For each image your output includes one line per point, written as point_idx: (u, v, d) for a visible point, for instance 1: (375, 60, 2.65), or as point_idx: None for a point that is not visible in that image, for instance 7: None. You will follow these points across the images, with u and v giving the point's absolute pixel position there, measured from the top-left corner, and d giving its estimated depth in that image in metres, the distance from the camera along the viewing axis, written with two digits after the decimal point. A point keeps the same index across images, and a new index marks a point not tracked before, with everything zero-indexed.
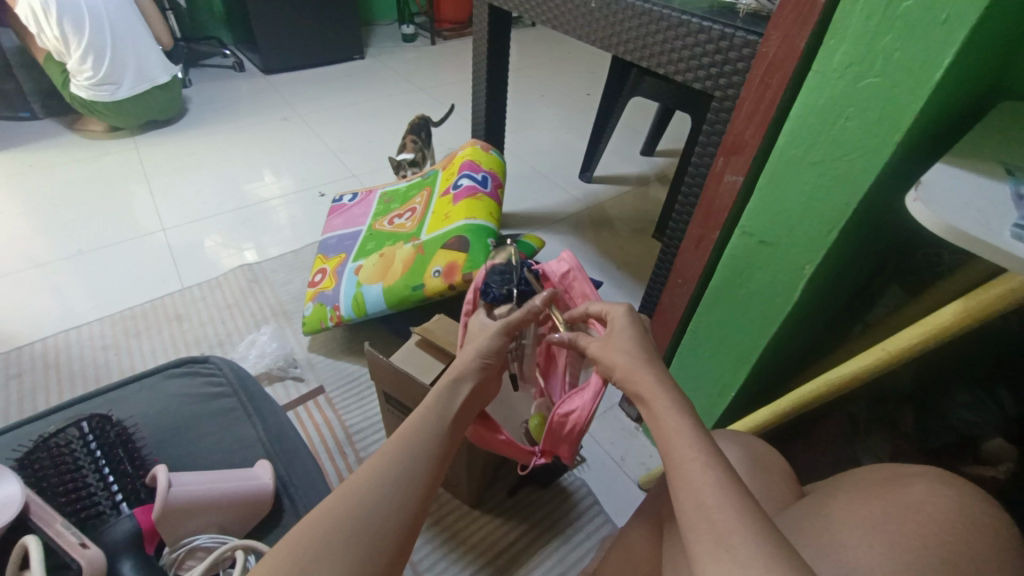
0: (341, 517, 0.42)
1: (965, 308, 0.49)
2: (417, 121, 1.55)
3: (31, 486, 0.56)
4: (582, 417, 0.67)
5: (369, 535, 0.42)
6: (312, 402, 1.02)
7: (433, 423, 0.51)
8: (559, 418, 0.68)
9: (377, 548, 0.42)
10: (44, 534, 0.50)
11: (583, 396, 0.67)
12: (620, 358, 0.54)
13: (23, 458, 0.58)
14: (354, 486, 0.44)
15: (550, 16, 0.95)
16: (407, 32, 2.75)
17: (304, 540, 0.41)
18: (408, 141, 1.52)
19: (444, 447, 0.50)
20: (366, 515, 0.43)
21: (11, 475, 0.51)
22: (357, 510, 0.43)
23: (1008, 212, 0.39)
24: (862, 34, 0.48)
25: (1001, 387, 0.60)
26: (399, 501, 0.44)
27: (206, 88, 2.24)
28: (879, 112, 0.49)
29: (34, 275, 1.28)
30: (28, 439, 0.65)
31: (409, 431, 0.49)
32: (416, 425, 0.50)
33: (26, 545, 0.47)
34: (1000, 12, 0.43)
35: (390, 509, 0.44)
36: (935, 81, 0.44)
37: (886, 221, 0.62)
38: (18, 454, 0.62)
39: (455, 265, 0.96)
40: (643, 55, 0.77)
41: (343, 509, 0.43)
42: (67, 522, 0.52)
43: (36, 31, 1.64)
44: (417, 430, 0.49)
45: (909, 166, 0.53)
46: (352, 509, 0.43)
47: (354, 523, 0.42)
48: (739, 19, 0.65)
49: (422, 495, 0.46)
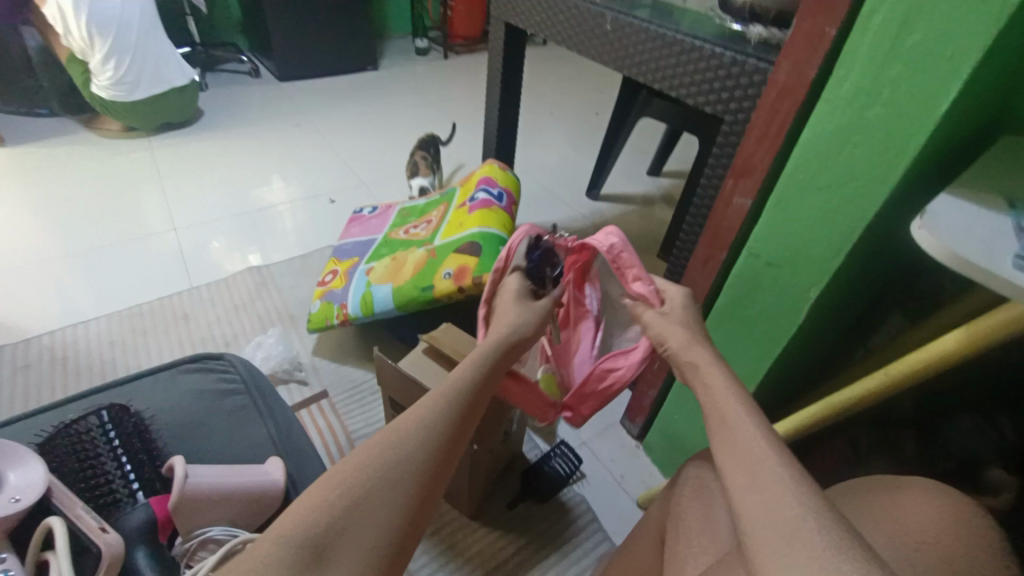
0: (385, 460, 0.47)
1: (969, 336, 0.50)
2: (426, 139, 1.64)
3: (51, 471, 0.57)
4: (623, 377, 0.70)
5: (407, 482, 0.47)
6: (315, 406, 1.03)
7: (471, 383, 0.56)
8: (598, 374, 0.71)
9: (412, 494, 0.47)
10: (66, 517, 0.51)
11: (629, 358, 0.69)
12: (678, 331, 0.60)
13: (41, 443, 0.60)
14: (397, 434, 0.49)
15: (565, 37, 0.98)
16: (420, 46, 2.81)
17: (349, 476, 0.46)
18: (419, 159, 1.59)
19: (476, 409, 0.56)
20: (405, 463, 0.48)
21: (35, 457, 0.52)
22: (397, 458, 0.48)
23: (1010, 243, 0.41)
24: (870, 65, 0.50)
25: (1002, 417, 0.64)
26: (435, 453, 0.50)
27: (222, 93, 2.28)
28: (887, 141, 0.50)
29: (43, 269, 1.29)
30: (49, 425, 0.66)
31: (448, 391, 0.54)
32: (458, 382, 0.55)
33: (50, 526, 0.48)
34: (1002, 51, 0.45)
35: (426, 460, 0.49)
36: (940, 113, 0.46)
37: (890, 248, 0.64)
38: (37, 439, 0.63)
39: (465, 269, 0.98)
40: (656, 78, 0.80)
41: (386, 455, 0.48)
42: (87, 507, 0.53)
43: (62, 31, 1.68)
44: (455, 391, 0.54)
45: (915, 195, 0.55)
46: (394, 455, 0.48)
47: (394, 469, 0.47)
48: (749, 46, 0.67)
49: (449, 452, 0.51)
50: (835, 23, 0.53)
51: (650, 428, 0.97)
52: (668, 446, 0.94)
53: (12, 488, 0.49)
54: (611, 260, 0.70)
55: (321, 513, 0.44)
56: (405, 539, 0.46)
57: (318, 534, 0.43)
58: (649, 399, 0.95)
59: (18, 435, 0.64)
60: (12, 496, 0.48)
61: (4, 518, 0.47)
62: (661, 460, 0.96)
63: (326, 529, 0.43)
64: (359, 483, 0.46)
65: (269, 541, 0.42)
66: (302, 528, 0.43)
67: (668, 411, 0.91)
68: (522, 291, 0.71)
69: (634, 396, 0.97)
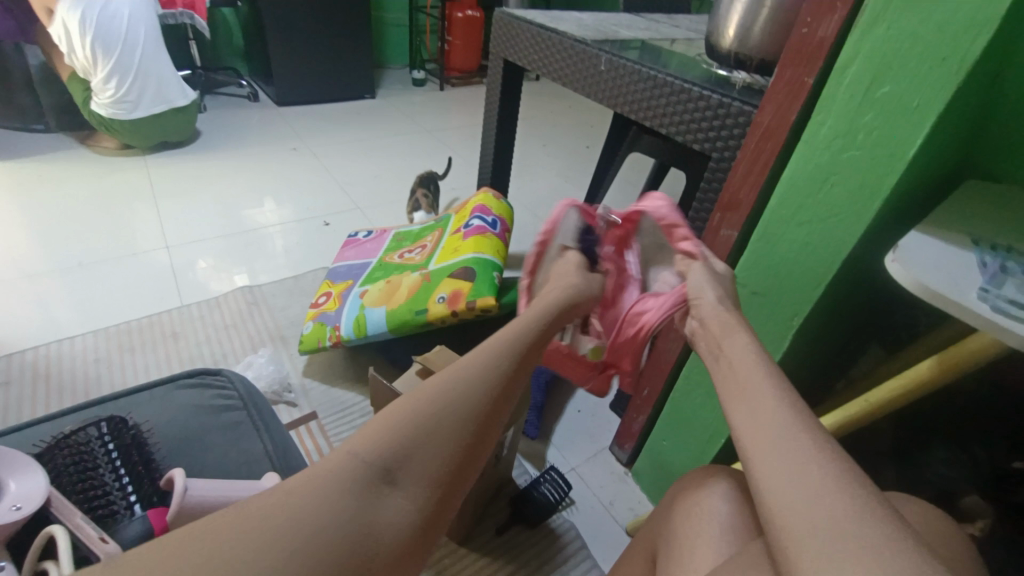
0: (453, 395, 0.48)
1: (941, 363, 0.53)
2: (426, 176, 1.58)
3: (51, 482, 0.56)
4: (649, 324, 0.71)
5: (469, 417, 0.47)
6: (304, 427, 1.02)
7: (530, 333, 0.57)
8: (630, 319, 0.74)
9: (474, 430, 0.48)
10: (65, 527, 0.50)
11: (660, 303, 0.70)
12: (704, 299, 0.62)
13: (39, 453, 0.59)
14: (462, 371, 0.50)
15: (560, 74, 1.03)
16: (417, 77, 2.90)
17: (417, 403, 0.46)
18: (420, 196, 1.55)
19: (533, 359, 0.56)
20: (469, 400, 0.48)
21: (37, 467, 0.52)
22: (461, 394, 0.48)
23: (974, 276, 0.44)
24: (845, 111, 0.54)
25: (976, 445, 0.65)
26: (497, 394, 0.50)
27: (220, 115, 2.31)
28: (861, 181, 0.54)
29: (30, 284, 1.28)
30: (47, 435, 0.65)
31: (510, 336, 0.56)
32: (519, 330, 0.56)
33: (52, 534, 0.47)
34: (963, 103, 0.49)
35: (488, 399, 0.49)
36: (909, 157, 0.51)
37: (867, 281, 0.67)
38: (36, 449, 0.63)
39: (459, 293, 1.00)
40: (647, 116, 0.84)
41: (452, 389, 0.48)
42: (86, 517, 0.52)
43: (66, 50, 1.71)
44: (516, 337, 0.56)
45: (887, 232, 0.59)
46: (459, 391, 0.48)
47: (459, 402, 0.48)
48: (735, 90, 0.72)
49: (509, 391, 0.52)
50: (813, 73, 0.57)
51: (639, 454, 0.98)
52: (657, 472, 0.94)
53: (12, 496, 0.49)
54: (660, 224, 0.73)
55: (390, 437, 0.44)
56: (462, 472, 0.47)
57: (386, 458, 0.43)
58: (638, 425, 0.96)
59: (16, 444, 0.63)
60: (14, 504, 0.48)
61: (4, 525, 0.47)
62: (650, 487, 0.97)
63: (393, 454, 0.43)
64: (426, 413, 0.46)
65: (339, 457, 0.43)
66: (371, 449, 0.43)
67: (657, 437, 0.92)
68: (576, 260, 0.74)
69: (623, 422, 0.99)
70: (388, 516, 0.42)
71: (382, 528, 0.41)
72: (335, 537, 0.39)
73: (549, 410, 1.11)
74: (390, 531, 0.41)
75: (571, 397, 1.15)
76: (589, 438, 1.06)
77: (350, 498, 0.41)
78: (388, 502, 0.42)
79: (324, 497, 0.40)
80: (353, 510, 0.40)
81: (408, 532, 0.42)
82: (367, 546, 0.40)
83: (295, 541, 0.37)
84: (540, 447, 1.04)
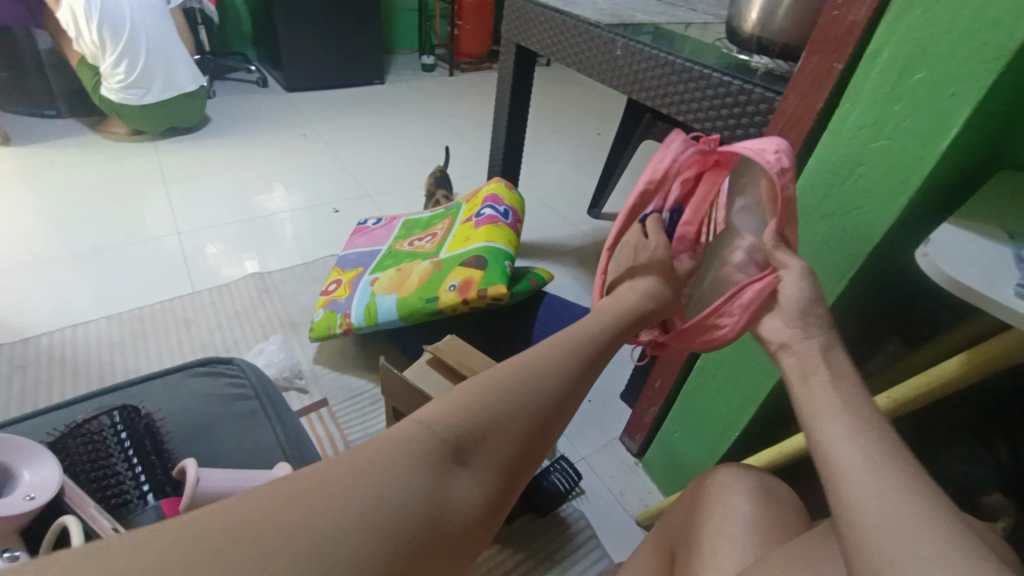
0: (525, 381, 0.47)
1: (969, 359, 0.52)
2: (438, 174, 1.52)
3: (63, 469, 0.56)
4: (728, 333, 0.59)
5: (540, 407, 0.47)
6: (315, 414, 1.02)
7: (601, 332, 0.54)
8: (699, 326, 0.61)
9: (542, 419, 0.47)
10: (78, 518, 0.50)
11: (736, 312, 0.57)
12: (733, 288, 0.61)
13: (53, 442, 0.60)
14: (534, 359, 0.49)
15: (575, 59, 1.01)
16: (426, 62, 2.86)
17: (485, 388, 0.45)
18: (440, 197, 1.48)
19: (604, 356, 0.54)
20: (540, 392, 0.47)
21: (49, 457, 0.52)
22: (530, 384, 0.47)
23: (1009, 272, 0.42)
24: (876, 99, 0.52)
25: (999, 444, 0.62)
26: (566, 388, 0.49)
27: (229, 100, 2.30)
28: (888, 173, 0.52)
29: (44, 269, 1.29)
30: (61, 424, 0.66)
31: (581, 327, 0.54)
32: (588, 327, 0.54)
33: (65, 524, 0.46)
34: (1001, 92, 0.47)
35: (559, 390, 0.48)
36: (940, 149, 0.48)
37: (890, 275, 0.65)
38: (49, 438, 0.63)
39: (470, 281, 0.99)
40: (664, 102, 0.82)
41: (524, 379, 0.47)
42: (99, 508, 0.52)
43: (74, 35, 1.71)
44: (587, 327, 0.54)
45: (913, 226, 0.57)
46: (530, 381, 0.47)
47: (529, 395, 0.46)
48: (757, 76, 0.70)
49: (578, 383, 0.51)
50: (843, 59, 0.54)
51: (649, 445, 0.98)
52: (669, 465, 0.93)
53: (26, 487, 0.49)
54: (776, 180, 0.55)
55: (462, 416, 0.43)
56: (526, 462, 0.46)
57: (456, 439, 0.42)
58: (649, 416, 0.95)
59: (32, 433, 0.64)
60: (27, 494, 0.49)
61: (19, 515, 0.47)
62: (660, 479, 0.96)
63: (464, 435, 0.43)
64: (498, 398, 0.45)
65: (409, 430, 0.42)
66: (443, 427, 0.42)
67: (669, 430, 0.91)
68: (656, 235, 0.64)
69: (634, 413, 0.98)
70: (459, 495, 0.41)
71: (453, 510, 0.40)
72: (409, 515, 0.37)
73: None
74: (461, 513, 0.40)
75: None
76: (600, 428, 1.06)
77: (424, 474, 0.40)
78: (458, 482, 0.41)
79: (397, 472, 0.39)
80: (427, 485, 0.39)
81: (475, 515, 0.41)
82: (439, 527, 0.38)
83: (368, 519, 0.36)
84: None
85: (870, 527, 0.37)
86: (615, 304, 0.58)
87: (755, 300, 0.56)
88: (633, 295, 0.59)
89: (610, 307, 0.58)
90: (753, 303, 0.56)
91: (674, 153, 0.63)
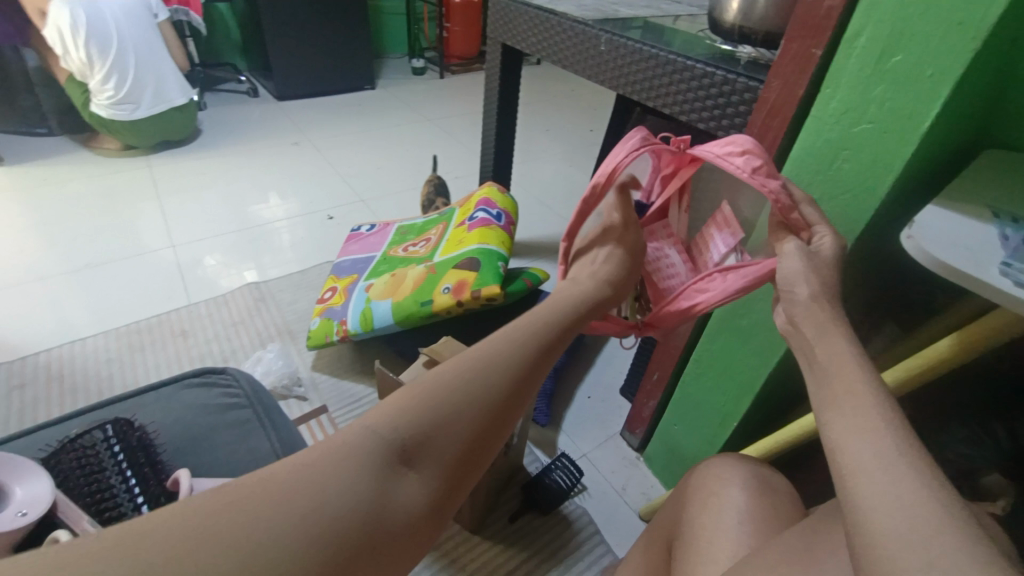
0: (473, 379, 0.46)
1: (961, 340, 0.52)
2: (434, 181, 1.51)
3: (58, 485, 0.57)
4: (715, 300, 0.57)
5: (488, 404, 0.46)
6: (315, 421, 1.02)
7: (555, 328, 0.54)
8: (686, 293, 0.60)
9: (491, 416, 0.46)
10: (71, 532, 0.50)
11: (725, 281, 0.56)
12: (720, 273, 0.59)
13: (46, 458, 0.61)
14: (484, 357, 0.48)
15: (560, 56, 1.01)
16: (416, 66, 2.86)
17: (432, 386, 0.45)
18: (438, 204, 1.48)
19: (556, 351, 0.53)
20: (487, 391, 0.46)
21: (42, 473, 0.52)
22: (477, 382, 0.46)
23: (995, 251, 0.42)
24: (857, 83, 0.52)
25: (998, 425, 0.62)
26: (517, 383, 0.48)
27: (220, 111, 2.30)
28: (872, 157, 0.52)
29: (39, 287, 1.29)
30: (53, 439, 0.66)
31: (534, 322, 0.53)
32: (540, 320, 0.53)
33: (57, 538, 0.46)
34: (982, 69, 0.47)
35: (510, 387, 0.47)
36: (922, 131, 0.48)
37: (880, 259, 0.65)
38: (43, 453, 0.64)
39: (464, 283, 0.99)
40: (650, 96, 0.82)
41: (472, 377, 0.46)
42: (92, 521, 0.52)
43: (61, 53, 1.71)
44: (541, 323, 0.53)
45: (900, 209, 0.57)
46: (478, 378, 0.46)
47: (477, 393, 0.46)
48: (740, 66, 0.70)
49: (529, 380, 0.50)
50: (822, 44, 0.54)
51: (650, 439, 0.98)
52: (670, 457, 0.93)
53: (17, 503, 0.49)
54: (753, 177, 0.52)
55: (408, 417, 0.43)
56: (477, 459, 0.45)
57: (400, 439, 0.42)
58: (648, 411, 0.95)
59: (25, 449, 0.64)
60: (18, 510, 0.49)
61: (9, 533, 0.47)
62: (662, 472, 0.96)
63: (410, 436, 0.42)
64: (444, 398, 0.44)
65: (353, 432, 0.42)
66: (386, 427, 0.42)
67: (668, 423, 0.91)
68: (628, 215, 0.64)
69: (633, 407, 0.98)
70: (402, 496, 0.40)
71: (396, 511, 0.39)
72: (348, 517, 0.37)
73: (559, 397, 1.10)
74: (404, 514, 0.40)
75: (581, 383, 1.14)
76: (600, 425, 1.06)
77: (365, 476, 0.39)
78: (402, 482, 0.41)
79: (338, 475, 0.38)
80: (369, 487, 0.39)
81: (420, 516, 0.41)
82: (379, 527, 0.38)
83: (308, 521, 0.35)
84: (551, 434, 1.03)
85: (879, 501, 0.34)
86: (572, 290, 0.58)
87: (756, 272, 0.54)
88: (591, 280, 0.60)
89: (559, 300, 0.57)
90: (753, 274, 0.54)
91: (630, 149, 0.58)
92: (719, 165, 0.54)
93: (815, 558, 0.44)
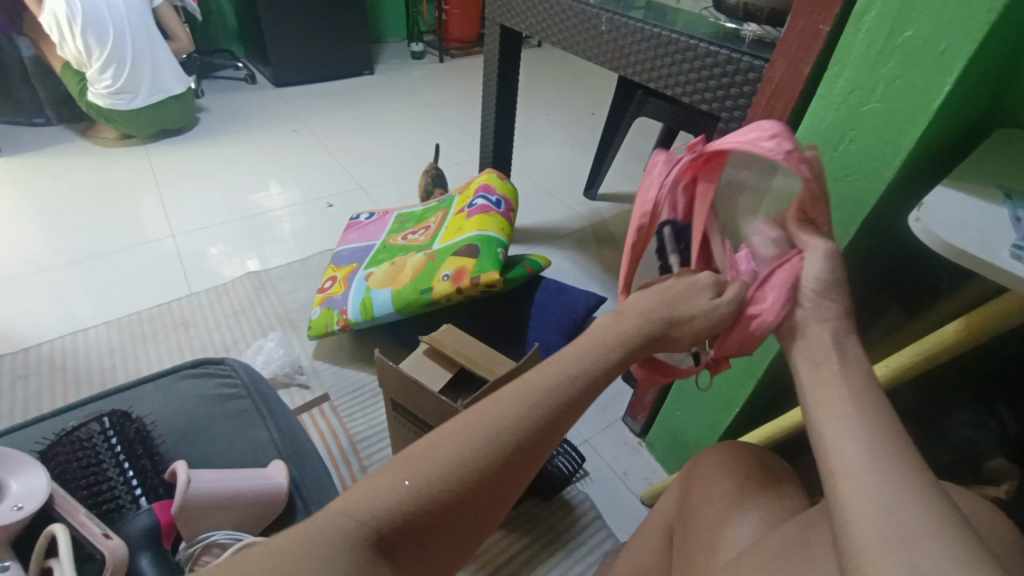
0: (468, 449, 0.40)
1: (966, 324, 0.51)
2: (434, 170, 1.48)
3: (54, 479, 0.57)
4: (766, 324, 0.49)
5: (483, 475, 0.40)
6: (316, 409, 1.02)
7: (577, 376, 0.46)
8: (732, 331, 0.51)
9: (486, 486, 0.40)
10: (69, 525, 0.51)
11: (762, 294, 0.50)
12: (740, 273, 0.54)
13: (45, 450, 0.61)
14: (485, 421, 0.42)
15: (560, 38, 0.98)
16: (415, 50, 2.81)
17: (421, 462, 0.39)
18: (437, 193, 1.46)
19: (574, 408, 0.45)
20: (481, 460, 0.40)
21: (35, 466, 0.52)
22: (472, 452, 0.40)
23: (1006, 233, 0.41)
24: (866, 60, 0.50)
25: (1002, 407, 0.61)
26: (518, 450, 0.42)
27: (218, 99, 2.27)
28: (881, 137, 0.51)
29: (41, 278, 1.29)
30: (49, 433, 0.66)
31: (548, 374, 0.45)
32: (555, 370, 0.45)
33: (53, 533, 0.47)
34: (997, 42, 0.45)
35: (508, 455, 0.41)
36: (933, 110, 0.47)
37: (885, 242, 0.64)
38: (39, 447, 0.64)
39: (463, 269, 0.98)
40: (652, 77, 0.80)
41: (467, 447, 0.40)
42: (90, 514, 0.52)
43: (56, 40, 1.69)
44: (556, 377, 0.45)
45: (908, 189, 0.55)
46: (475, 450, 0.40)
47: (469, 466, 0.40)
48: (744, 44, 0.68)
49: (535, 444, 0.43)
50: (829, 20, 0.52)
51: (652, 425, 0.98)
52: (671, 441, 0.93)
53: (13, 497, 0.50)
54: (782, 160, 0.48)
55: (388, 497, 0.37)
56: (466, 529, 0.40)
57: (381, 520, 0.36)
58: (650, 397, 0.95)
59: (22, 442, 0.65)
60: (14, 504, 0.49)
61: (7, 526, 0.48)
62: (664, 457, 0.96)
63: (391, 520, 0.36)
64: (433, 474, 0.38)
65: (328, 516, 0.36)
66: (364, 509, 0.36)
67: (670, 409, 0.91)
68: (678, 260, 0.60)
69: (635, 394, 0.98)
70: None
71: None
72: None
73: None
74: None
75: None
76: (601, 411, 1.05)
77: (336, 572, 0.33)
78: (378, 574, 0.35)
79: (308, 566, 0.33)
80: None
81: None
82: None
83: None
84: None
85: None
86: (614, 327, 0.49)
87: (786, 278, 0.49)
88: (636, 315, 0.50)
89: (590, 345, 0.47)
90: (784, 286, 0.48)
91: (660, 176, 0.58)
92: (745, 150, 0.50)
93: (812, 543, 0.44)
